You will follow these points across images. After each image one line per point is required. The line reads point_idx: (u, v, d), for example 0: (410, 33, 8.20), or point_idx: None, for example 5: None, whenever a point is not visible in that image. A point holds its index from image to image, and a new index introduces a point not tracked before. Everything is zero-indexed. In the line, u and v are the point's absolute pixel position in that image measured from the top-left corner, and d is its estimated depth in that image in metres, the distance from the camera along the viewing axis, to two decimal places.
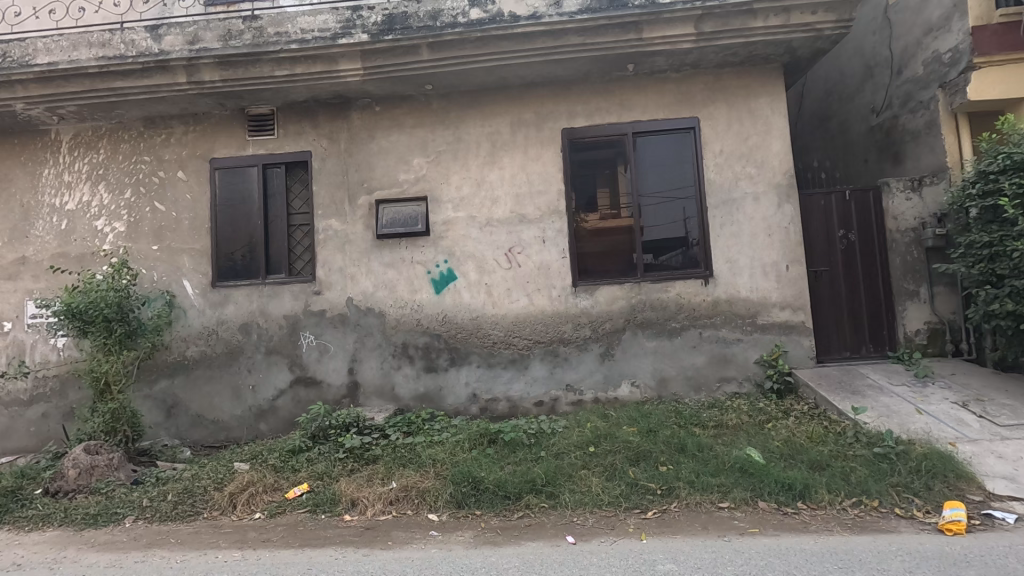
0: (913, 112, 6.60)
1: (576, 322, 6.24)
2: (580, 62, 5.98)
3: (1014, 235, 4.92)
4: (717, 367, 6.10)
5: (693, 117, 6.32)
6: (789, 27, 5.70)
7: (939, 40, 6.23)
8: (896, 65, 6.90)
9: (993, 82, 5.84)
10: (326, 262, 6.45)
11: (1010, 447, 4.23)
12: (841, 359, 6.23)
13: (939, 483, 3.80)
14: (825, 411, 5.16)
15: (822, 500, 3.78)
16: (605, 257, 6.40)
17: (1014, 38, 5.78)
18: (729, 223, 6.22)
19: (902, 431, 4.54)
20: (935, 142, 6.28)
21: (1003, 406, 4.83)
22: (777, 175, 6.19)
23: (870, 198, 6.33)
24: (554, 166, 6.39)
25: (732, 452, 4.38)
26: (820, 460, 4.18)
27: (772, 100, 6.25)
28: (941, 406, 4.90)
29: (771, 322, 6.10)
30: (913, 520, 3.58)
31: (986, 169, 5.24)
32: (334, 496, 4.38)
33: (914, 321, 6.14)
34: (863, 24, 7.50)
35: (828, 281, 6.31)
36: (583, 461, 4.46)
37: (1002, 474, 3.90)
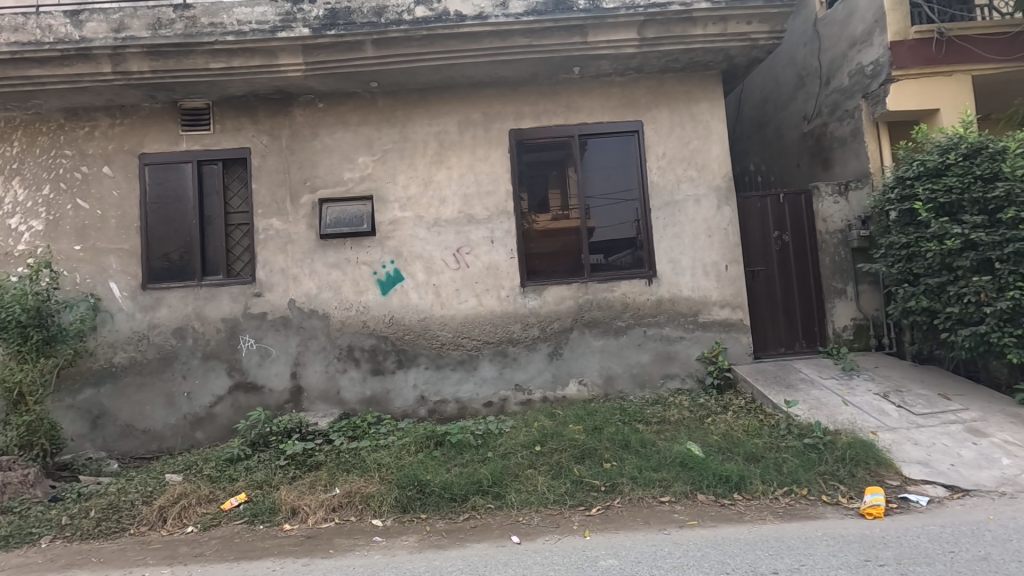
0: (840, 120, 6.99)
1: (525, 322, 6.27)
2: (527, 64, 6.02)
3: (928, 236, 5.28)
4: (661, 364, 6.27)
5: (637, 121, 6.47)
6: (726, 36, 5.93)
7: (862, 53, 6.63)
8: (824, 75, 7.29)
9: (910, 94, 6.25)
10: (267, 263, 6.22)
11: (924, 434, 4.55)
12: (776, 354, 6.55)
13: (861, 470, 4.04)
14: (761, 405, 5.40)
15: (756, 491, 3.94)
16: (553, 257, 6.46)
17: (928, 52, 6.20)
18: (672, 225, 6.40)
19: (830, 422, 4.80)
20: (859, 149, 6.67)
21: (918, 396, 5.18)
22: (716, 179, 6.42)
23: (802, 201, 6.67)
24: (501, 166, 6.40)
25: (673, 447, 4.51)
26: (756, 453, 4.36)
27: (711, 106, 6.47)
28: (865, 398, 5.21)
29: (712, 320, 6.32)
30: (838, 506, 3.78)
31: (903, 175, 5.60)
32: (274, 505, 4.23)
33: (843, 317, 6.49)
34: (795, 36, 7.90)
35: (764, 280, 6.62)
36: (529, 461, 4.48)
37: (917, 460, 4.18)
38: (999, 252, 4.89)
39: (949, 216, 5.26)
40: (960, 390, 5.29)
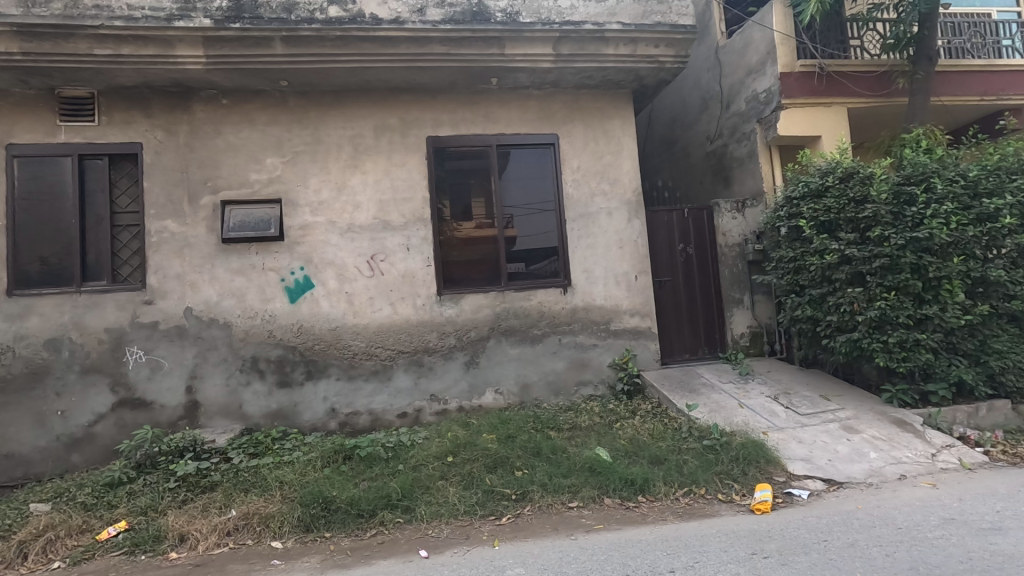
0: (738, 142, 7.54)
1: (441, 331, 6.20)
2: (445, 72, 6.01)
3: (811, 251, 5.81)
4: (575, 371, 6.42)
5: (553, 134, 6.63)
6: (635, 57, 6.24)
7: (757, 81, 7.20)
8: (725, 100, 7.85)
9: (797, 121, 6.85)
10: (159, 268, 5.74)
11: (807, 432, 4.95)
12: (681, 359, 6.92)
13: (753, 468, 4.32)
14: (666, 410, 5.66)
15: (659, 492, 4.11)
16: (470, 265, 6.45)
17: (811, 85, 6.85)
18: (585, 236, 6.59)
19: (727, 424, 5.12)
20: (754, 169, 7.22)
21: (804, 398, 5.65)
22: (627, 193, 6.71)
23: (705, 216, 7.11)
24: (419, 173, 6.32)
25: (583, 452, 4.62)
26: (659, 455, 4.55)
27: (623, 123, 6.77)
28: (758, 400, 5.61)
29: (623, 328, 6.56)
30: (731, 503, 4.03)
31: (791, 195, 6.13)
32: (159, 532, 3.88)
33: (740, 325, 6.96)
34: (699, 61, 8.45)
35: (671, 289, 6.99)
36: (440, 472, 4.41)
37: (801, 457, 4.55)
38: (869, 266, 5.44)
39: (828, 233, 5.80)
40: (838, 391, 5.83)
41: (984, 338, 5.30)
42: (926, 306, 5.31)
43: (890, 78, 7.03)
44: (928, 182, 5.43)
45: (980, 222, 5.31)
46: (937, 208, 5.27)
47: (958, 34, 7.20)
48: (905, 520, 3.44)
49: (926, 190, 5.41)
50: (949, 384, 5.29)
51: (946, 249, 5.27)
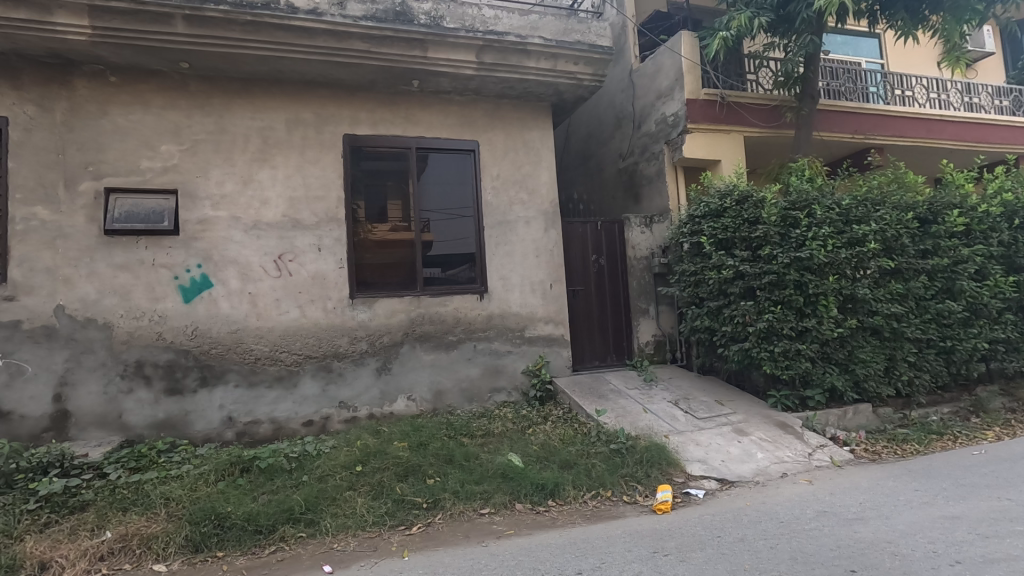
0: (647, 160, 7.97)
1: (352, 335, 5.98)
2: (365, 70, 5.85)
3: (710, 266, 6.31)
4: (489, 378, 6.44)
5: (473, 140, 6.65)
6: (556, 72, 6.43)
7: (666, 105, 7.67)
8: (636, 120, 8.28)
9: (700, 144, 7.37)
10: (25, 261, 5.07)
11: (704, 435, 5.30)
12: (592, 366, 7.17)
13: (655, 470, 4.55)
14: (576, 415, 5.82)
15: (568, 496, 4.22)
16: (386, 269, 6.29)
17: (713, 112, 7.41)
18: (503, 243, 6.66)
19: (632, 428, 5.37)
20: (662, 187, 7.67)
21: (701, 403, 6.05)
22: (544, 203, 6.87)
23: (616, 229, 7.44)
24: (334, 171, 6.07)
25: (496, 459, 4.63)
26: (569, 460, 4.67)
27: (542, 135, 6.94)
28: (661, 405, 5.93)
29: (537, 335, 6.69)
30: (635, 505, 4.22)
31: (693, 214, 6.62)
32: (13, 561, 3.40)
33: (646, 334, 7.34)
34: (613, 82, 8.86)
35: (583, 298, 7.23)
36: (348, 483, 4.24)
37: (698, 458, 4.87)
38: (760, 282, 5.95)
39: (725, 250, 6.30)
40: (731, 396, 6.30)
41: (852, 348, 5.93)
42: (806, 319, 5.89)
43: (780, 112, 7.77)
44: (810, 208, 6.03)
45: (851, 245, 5.96)
46: (816, 232, 5.86)
47: (835, 78, 8.11)
48: (785, 514, 3.77)
49: (808, 215, 6.00)
50: (823, 390, 5.88)
51: (823, 269, 5.86)
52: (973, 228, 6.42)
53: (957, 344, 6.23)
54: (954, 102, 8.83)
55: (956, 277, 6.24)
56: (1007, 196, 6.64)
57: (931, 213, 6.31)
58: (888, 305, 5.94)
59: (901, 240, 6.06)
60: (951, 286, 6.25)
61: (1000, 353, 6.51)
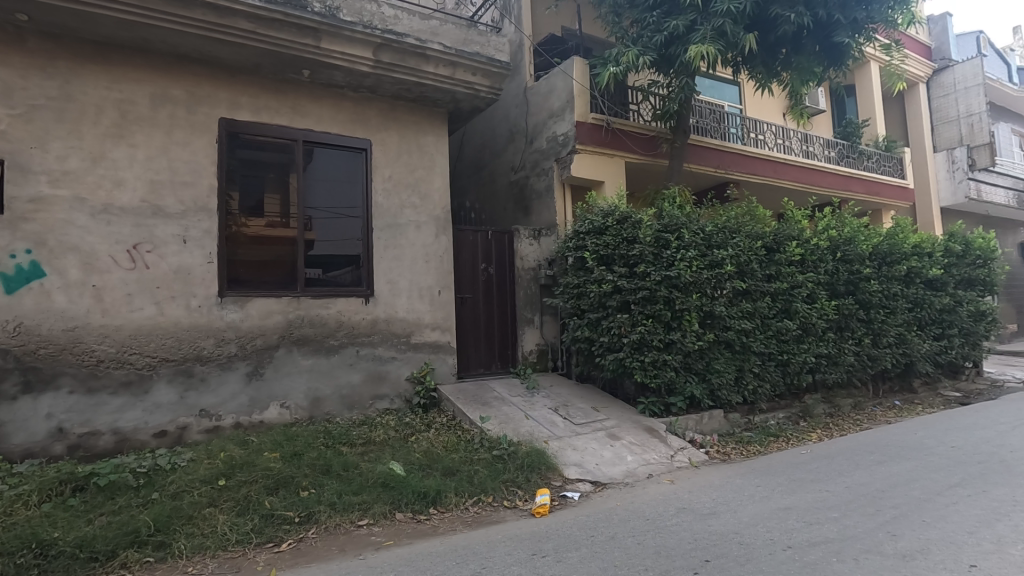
0: (538, 175, 8.27)
1: (220, 337, 5.47)
2: (249, 52, 5.45)
3: (592, 280, 6.69)
4: (371, 385, 6.23)
5: (365, 139, 6.46)
6: (454, 80, 6.47)
7: (557, 124, 8.03)
8: (529, 135, 8.57)
9: (587, 165, 7.80)
10: None
11: (580, 440, 5.58)
12: (477, 373, 7.23)
13: (535, 475, 4.70)
14: (460, 422, 5.82)
15: (449, 503, 4.20)
16: (262, 266, 5.86)
17: (599, 136, 7.91)
18: (392, 247, 6.52)
19: (514, 434, 5.49)
20: (550, 202, 8.00)
21: (578, 409, 6.35)
22: (436, 209, 6.85)
23: (506, 239, 7.62)
24: (206, 157, 5.55)
25: (376, 467, 4.48)
26: (452, 467, 4.66)
27: (437, 141, 6.93)
28: (542, 412, 6.14)
29: (423, 341, 6.61)
30: (515, 509, 4.31)
31: (578, 230, 6.98)
32: None
33: (530, 343, 7.57)
34: (509, 96, 9.10)
35: (471, 306, 7.30)
36: (208, 499, 3.85)
37: (574, 462, 5.11)
38: (635, 297, 6.43)
39: (606, 265, 6.73)
40: (605, 403, 6.70)
41: (709, 360, 6.60)
42: (672, 332, 6.45)
43: (657, 142, 8.49)
44: (679, 231, 6.63)
45: (711, 267, 6.65)
46: (684, 254, 6.46)
47: (703, 117, 9.05)
48: (651, 512, 4.08)
49: (677, 238, 6.60)
50: (684, 397, 6.46)
51: (688, 287, 6.47)
52: (806, 258, 7.47)
53: (792, 357, 7.19)
54: (795, 149, 10.25)
55: (793, 299, 7.21)
56: (832, 233, 7.82)
57: (775, 243, 7.24)
58: (739, 322, 6.70)
59: (751, 265, 6.88)
60: (788, 307, 7.21)
61: (824, 366, 7.61)
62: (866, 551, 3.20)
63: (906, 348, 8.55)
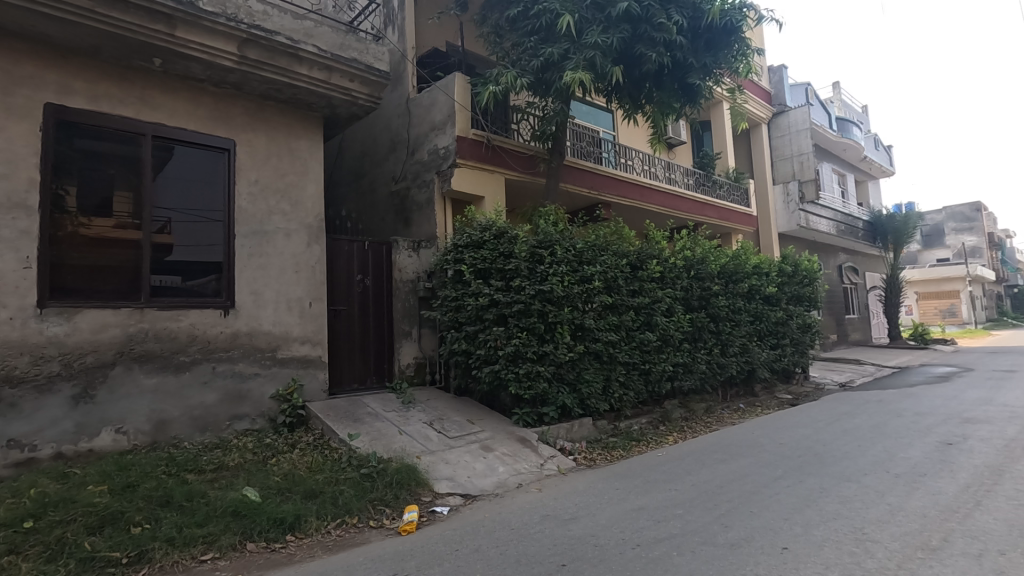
0: (419, 187, 8.23)
1: (37, 355, 4.72)
2: (85, 32, 4.84)
3: (470, 293, 6.77)
4: (229, 404, 5.73)
5: (228, 139, 6.01)
6: (329, 84, 6.29)
7: (438, 137, 8.09)
8: (411, 146, 8.52)
9: (467, 179, 7.91)
10: None
11: (452, 454, 5.58)
12: (350, 388, 6.97)
13: (404, 491, 4.61)
14: (327, 440, 5.54)
15: (309, 528, 3.98)
16: (97, 273, 5.17)
17: (480, 151, 8.07)
18: (257, 255, 6.09)
19: (385, 450, 5.36)
20: (431, 215, 7.99)
21: (453, 422, 6.35)
22: (308, 216, 6.54)
23: (383, 251, 7.49)
24: (26, 146, 4.81)
25: (226, 495, 4.11)
26: (314, 489, 4.42)
27: (310, 146, 6.65)
28: (416, 426, 6.06)
29: (290, 356, 6.24)
30: (381, 528, 4.20)
31: (457, 243, 7.06)
32: None
33: (407, 356, 7.44)
34: (390, 105, 8.99)
35: (345, 318, 7.06)
36: (8, 545, 3.29)
37: (445, 476, 5.10)
38: (510, 310, 6.59)
39: (483, 279, 6.85)
40: (481, 415, 6.77)
41: (580, 370, 6.94)
42: (546, 344, 6.70)
43: (535, 161, 8.85)
44: (553, 247, 6.93)
45: (582, 283, 7.02)
46: (556, 269, 6.75)
47: (579, 140, 9.60)
48: (516, 521, 4.18)
49: (550, 254, 6.89)
50: (556, 406, 6.72)
51: (560, 301, 6.77)
52: (665, 275, 8.18)
53: (653, 366, 7.79)
54: (659, 175, 11.23)
55: (653, 313, 7.84)
56: (687, 253, 8.64)
57: (639, 261, 7.84)
58: (606, 334, 7.13)
59: (618, 280, 7.38)
60: (650, 320, 7.82)
61: (681, 373, 8.34)
62: (701, 543, 3.54)
63: (748, 356, 9.64)
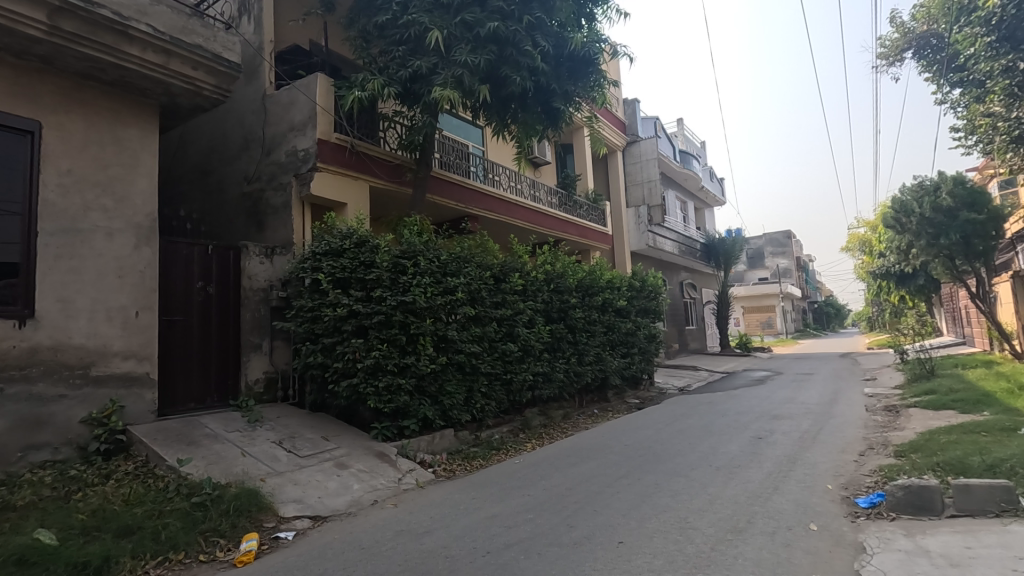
0: (274, 190, 7.70)
1: None
2: None
3: (327, 303, 6.46)
4: (23, 433, 4.81)
5: (33, 121, 5.13)
6: (167, 70, 5.69)
7: (297, 138, 7.66)
8: (266, 145, 7.97)
9: (328, 184, 7.58)
10: None
11: (303, 474, 5.25)
12: (185, 409, 6.26)
13: (242, 519, 4.22)
14: (152, 468, 4.90)
15: (120, 570, 3.47)
16: None
17: (342, 156, 7.77)
18: (68, 257, 5.25)
19: (222, 475, 4.88)
20: (287, 219, 7.51)
21: (306, 440, 5.98)
22: (136, 215, 5.80)
23: (230, 256, 6.88)
24: None
25: (10, 542, 3.45)
26: (130, 525, 3.88)
27: (142, 136, 5.93)
28: (262, 447, 5.60)
29: (108, 374, 5.44)
30: (213, 562, 3.81)
31: (315, 250, 6.71)
32: None
33: (255, 371, 6.87)
34: (243, 100, 8.34)
35: (181, 330, 6.37)
36: None
37: (293, 499, 4.77)
38: (371, 321, 6.40)
39: (342, 288, 6.57)
40: (337, 431, 6.45)
41: (442, 382, 6.93)
42: (407, 356, 6.59)
43: (402, 170, 8.73)
44: (416, 258, 6.85)
45: (445, 294, 7.03)
46: (419, 280, 6.69)
47: (447, 152, 9.68)
48: (367, 540, 4.04)
49: (414, 264, 6.81)
50: (417, 419, 6.63)
51: (423, 312, 6.71)
52: (527, 288, 8.51)
53: (514, 376, 8.03)
54: (524, 191, 11.70)
55: (515, 324, 8.10)
56: (548, 267, 9.08)
57: (502, 273, 8.07)
58: (469, 345, 7.21)
59: (481, 292, 7.51)
60: (512, 331, 8.07)
61: (541, 382, 8.71)
62: (549, 544, 3.71)
63: (602, 364, 10.35)
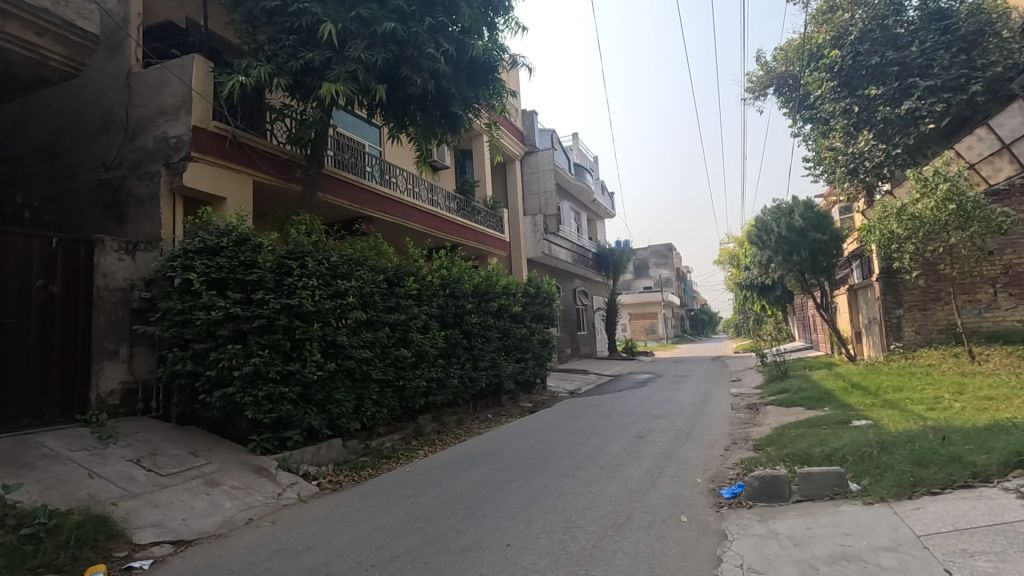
0: (139, 179, 6.91)
1: None
2: None
3: (199, 306, 5.89)
4: None
5: None
6: (3, 33, 4.91)
7: (168, 124, 6.95)
8: (129, 129, 7.14)
9: (203, 176, 6.95)
10: None
11: (164, 495, 4.72)
12: (16, 427, 5.39)
13: (87, 549, 3.70)
14: None
15: None
16: None
17: (221, 147, 7.17)
18: None
19: (63, 501, 4.26)
20: (153, 212, 6.75)
21: (170, 457, 5.40)
22: None
23: (81, 251, 6.10)
24: None
25: None
26: None
27: None
28: (115, 466, 4.98)
29: None
30: None
31: (186, 247, 6.09)
32: None
33: (109, 381, 6.08)
34: (102, 76, 7.41)
35: (13, 335, 5.51)
36: None
37: (151, 523, 4.28)
38: (251, 326, 5.94)
39: (217, 290, 6.03)
40: (208, 446, 5.90)
41: (330, 389, 6.61)
42: (292, 362, 6.20)
43: (290, 166, 8.24)
44: (303, 259, 6.49)
45: (335, 297, 6.73)
46: (306, 282, 6.34)
47: (341, 150, 9.30)
48: (238, 563, 3.73)
49: (300, 266, 6.44)
50: (301, 429, 6.25)
51: (309, 316, 6.36)
52: (421, 293, 8.38)
53: (408, 382, 7.87)
54: (422, 194, 11.55)
55: (409, 329, 7.94)
56: (444, 272, 9.02)
57: (397, 277, 7.89)
58: (360, 350, 6.95)
59: (373, 296, 7.28)
60: (406, 336, 7.91)
61: (435, 388, 8.61)
62: (436, 552, 3.67)
63: (497, 369, 10.46)
